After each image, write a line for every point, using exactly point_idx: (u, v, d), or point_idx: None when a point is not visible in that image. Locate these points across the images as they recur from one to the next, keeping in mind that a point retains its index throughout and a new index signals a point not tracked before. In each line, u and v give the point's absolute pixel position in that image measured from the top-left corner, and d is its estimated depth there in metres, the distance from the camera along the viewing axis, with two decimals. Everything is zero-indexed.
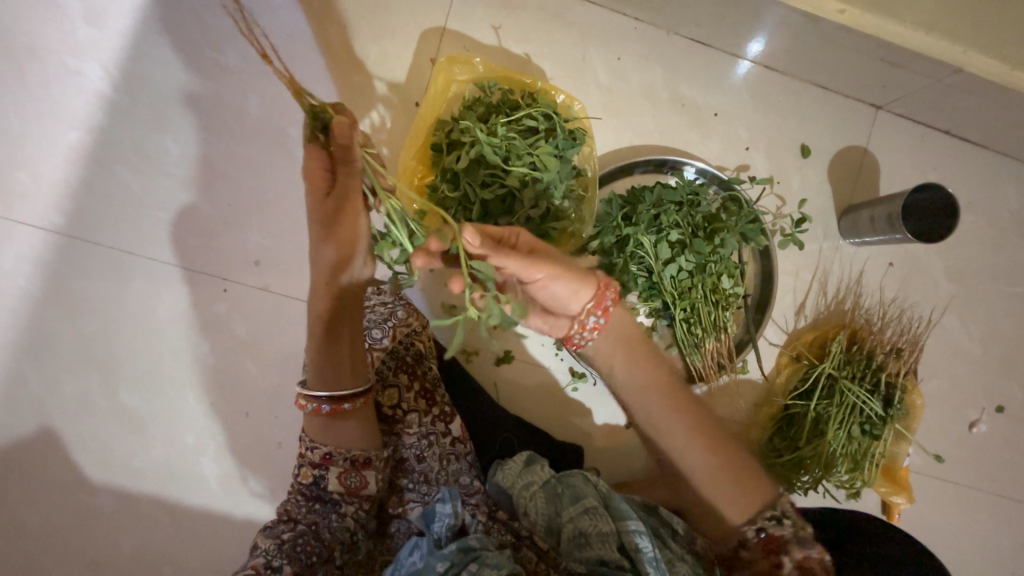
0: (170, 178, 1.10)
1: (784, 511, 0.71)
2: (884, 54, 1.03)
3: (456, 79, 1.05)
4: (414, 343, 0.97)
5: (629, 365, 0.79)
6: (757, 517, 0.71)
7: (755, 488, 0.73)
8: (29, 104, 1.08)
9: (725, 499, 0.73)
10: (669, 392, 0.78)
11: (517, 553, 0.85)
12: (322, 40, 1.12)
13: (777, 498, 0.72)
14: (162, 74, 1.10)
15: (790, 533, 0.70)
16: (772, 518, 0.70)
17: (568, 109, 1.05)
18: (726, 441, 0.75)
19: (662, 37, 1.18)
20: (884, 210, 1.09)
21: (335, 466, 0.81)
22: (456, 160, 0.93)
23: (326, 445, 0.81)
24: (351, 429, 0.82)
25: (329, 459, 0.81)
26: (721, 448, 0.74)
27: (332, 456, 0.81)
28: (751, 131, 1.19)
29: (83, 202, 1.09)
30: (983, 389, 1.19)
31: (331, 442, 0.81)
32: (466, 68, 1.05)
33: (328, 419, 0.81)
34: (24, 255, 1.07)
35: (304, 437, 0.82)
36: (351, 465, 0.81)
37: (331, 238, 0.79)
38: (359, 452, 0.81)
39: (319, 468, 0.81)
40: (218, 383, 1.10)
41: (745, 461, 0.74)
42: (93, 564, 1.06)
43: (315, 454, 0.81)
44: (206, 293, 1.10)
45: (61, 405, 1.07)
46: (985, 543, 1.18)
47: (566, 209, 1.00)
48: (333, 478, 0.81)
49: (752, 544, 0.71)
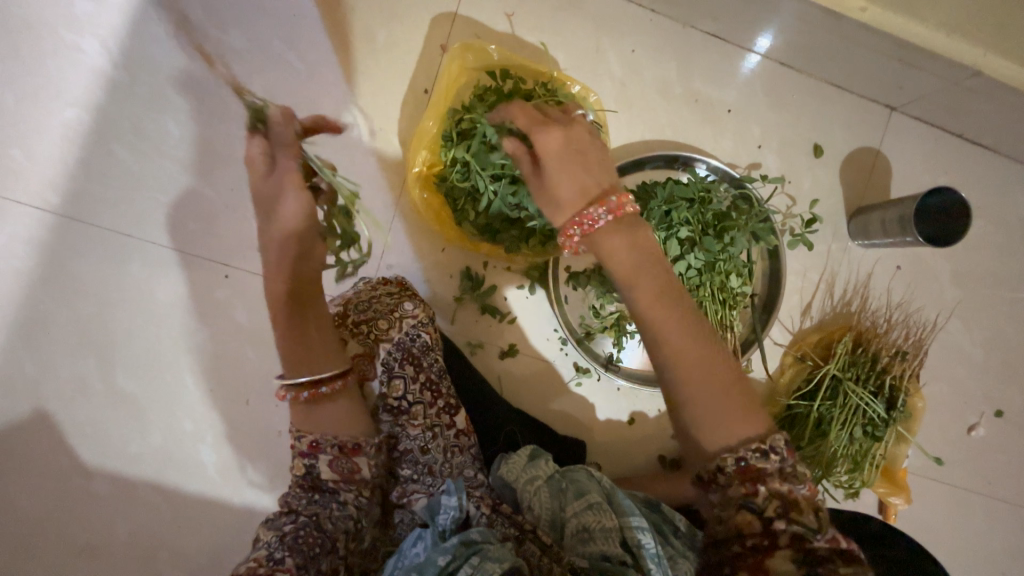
0: (169, 159, 1.07)
1: (773, 446, 0.65)
2: (902, 54, 1.02)
3: (469, 67, 1.02)
4: (420, 334, 0.94)
5: (642, 272, 0.71)
6: (739, 445, 0.66)
7: (747, 416, 0.67)
8: (24, 79, 1.04)
9: (716, 419, 0.67)
10: (674, 306, 0.70)
11: (520, 546, 0.83)
12: (329, 21, 1.09)
13: (771, 433, 0.66)
14: (162, 51, 1.07)
15: (773, 467, 0.64)
16: (758, 448, 0.64)
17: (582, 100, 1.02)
18: (723, 363, 0.69)
19: (678, 30, 1.16)
20: (895, 212, 1.08)
21: (324, 453, 0.80)
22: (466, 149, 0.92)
23: (314, 432, 0.80)
24: (334, 412, 0.81)
25: (316, 448, 0.80)
26: (720, 371, 0.68)
27: (320, 443, 0.80)
28: (765, 129, 1.18)
29: (79, 182, 1.06)
30: (983, 393, 1.20)
31: (314, 430, 0.79)
32: (479, 56, 1.02)
33: (308, 403, 0.80)
34: (18, 235, 1.04)
35: (290, 430, 0.80)
36: (340, 451, 0.80)
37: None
38: (348, 438, 0.81)
39: (308, 457, 0.80)
40: (218, 370, 1.08)
41: (739, 387, 0.68)
42: (88, 550, 1.05)
43: (303, 444, 0.80)
44: (206, 279, 1.08)
45: (58, 390, 1.05)
46: (978, 544, 1.19)
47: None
48: (325, 466, 0.80)
49: (731, 471, 0.65)
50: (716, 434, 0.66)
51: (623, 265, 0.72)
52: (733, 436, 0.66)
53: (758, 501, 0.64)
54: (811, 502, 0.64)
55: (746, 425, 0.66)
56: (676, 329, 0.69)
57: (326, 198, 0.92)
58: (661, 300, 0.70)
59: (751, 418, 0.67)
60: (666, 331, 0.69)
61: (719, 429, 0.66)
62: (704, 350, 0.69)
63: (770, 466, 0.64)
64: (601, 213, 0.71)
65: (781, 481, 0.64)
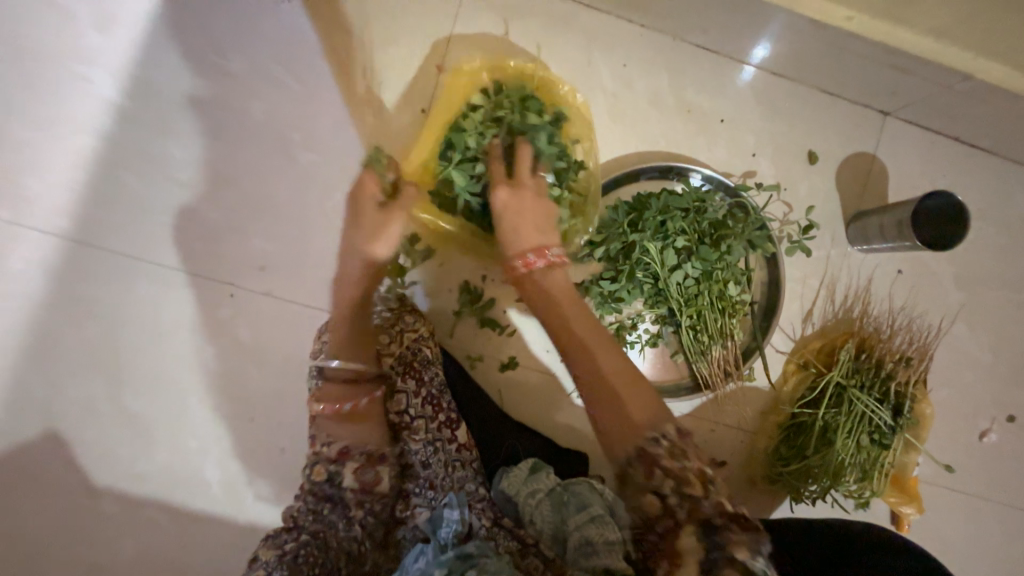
0: (174, 182, 1.10)
1: (665, 430, 0.67)
2: (892, 60, 1.02)
3: (479, 77, 1.04)
4: (422, 348, 0.95)
5: (554, 288, 0.80)
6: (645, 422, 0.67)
7: (640, 414, 0.67)
8: (36, 109, 1.08)
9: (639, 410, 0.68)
10: (590, 321, 0.75)
11: (522, 560, 0.82)
12: (328, 46, 1.13)
13: (664, 415, 0.68)
14: (168, 79, 1.11)
15: (694, 471, 0.65)
16: (655, 436, 0.66)
17: (581, 115, 1.06)
18: (634, 373, 0.71)
19: (668, 42, 1.17)
20: (893, 217, 1.08)
21: (352, 461, 0.83)
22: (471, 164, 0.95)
23: (343, 440, 0.84)
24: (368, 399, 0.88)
25: (346, 454, 0.83)
26: (629, 377, 0.70)
27: (349, 450, 0.83)
28: (758, 137, 1.18)
29: (88, 206, 1.09)
30: (994, 398, 1.17)
31: (348, 435, 0.84)
32: (492, 66, 1.04)
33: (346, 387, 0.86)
34: (29, 259, 1.07)
35: (320, 435, 0.84)
36: (366, 459, 0.84)
37: (365, 231, 0.89)
38: (374, 447, 0.85)
39: (336, 463, 0.83)
40: (222, 387, 1.10)
41: (637, 391, 0.69)
42: (95, 570, 1.05)
43: (330, 450, 0.83)
44: (210, 298, 1.10)
45: (66, 410, 1.07)
46: (998, 555, 1.16)
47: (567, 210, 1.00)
48: (349, 473, 0.82)
49: (641, 462, 0.66)
50: (634, 412, 0.68)
51: (564, 292, 0.80)
52: (648, 414, 0.68)
53: (669, 499, 0.65)
54: (732, 515, 0.64)
55: (647, 410, 0.68)
56: (585, 346, 0.73)
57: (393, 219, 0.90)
58: (576, 308, 0.77)
59: (648, 406, 0.68)
60: (579, 337, 0.74)
61: (639, 419, 0.67)
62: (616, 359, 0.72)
63: (689, 469, 0.65)
64: (534, 258, 0.82)
65: (688, 481, 0.65)
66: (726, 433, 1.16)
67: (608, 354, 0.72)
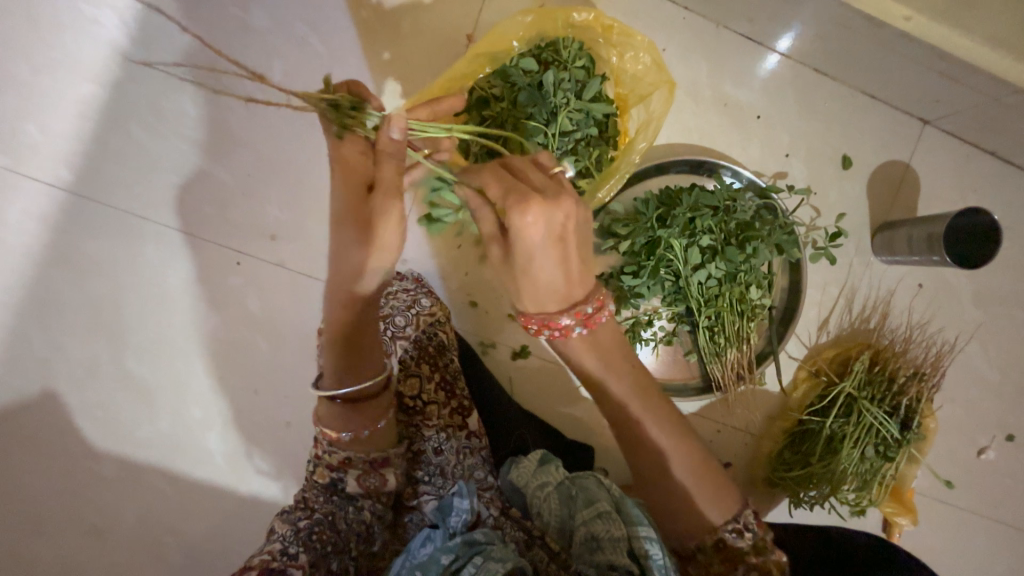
0: (183, 140, 1.05)
1: (747, 523, 0.78)
2: (943, 67, 0.98)
3: (572, 21, 0.96)
4: (437, 333, 0.94)
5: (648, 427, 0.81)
6: (724, 523, 0.79)
7: (724, 496, 0.80)
8: (38, 51, 1.01)
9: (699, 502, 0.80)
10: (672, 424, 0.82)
11: (528, 550, 0.83)
12: (353, 5, 1.06)
13: (740, 512, 0.79)
14: (180, 28, 1.04)
15: (748, 543, 0.78)
16: (733, 530, 0.79)
17: (662, 67, 0.95)
18: (707, 465, 0.80)
19: (711, 30, 1.12)
20: (924, 230, 1.06)
21: (353, 469, 0.76)
22: (501, 109, 0.92)
23: (345, 450, 0.76)
24: (371, 412, 0.75)
25: (347, 462, 0.76)
26: (701, 476, 0.80)
27: (351, 460, 0.76)
28: (794, 137, 1.15)
29: (92, 160, 1.03)
30: (996, 417, 1.18)
31: (349, 446, 0.75)
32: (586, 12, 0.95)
33: (346, 407, 0.74)
34: (29, 212, 1.02)
35: (322, 440, 0.75)
36: (369, 466, 0.77)
37: (356, 242, 0.67)
38: (377, 453, 0.77)
39: (336, 470, 0.76)
40: (226, 357, 1.07)
41: (716, 479, 0.81)
42: (92, 531, 1.05)
43: (332, 458, 0.76)
44: (218, 265, 1.06)
45: (66, 370, 1.04)
46: (980, 567, 1.19)
47: (595, 176, 0.94)
48: (353, 480, 0.77)
49: (715, 547, 0.79)
50: (710, 512, 0.79)
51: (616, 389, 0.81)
52: (724, 509, 0.79)
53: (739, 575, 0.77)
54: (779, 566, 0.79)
55: (719, 507, 0.79)
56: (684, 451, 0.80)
57: (383, 232, 0.66)
58: (645, 412, 0.80)
59: (721, 499, 0.80)
60: (644, 442, 0.81)
61: (710, 509, 0.79)
62: (654, 403, 0.81)
63: (744, 541, 0.79)
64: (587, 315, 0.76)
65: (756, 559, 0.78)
66: (731, 435, 1.17)
67: (686, 459, 0.80)
